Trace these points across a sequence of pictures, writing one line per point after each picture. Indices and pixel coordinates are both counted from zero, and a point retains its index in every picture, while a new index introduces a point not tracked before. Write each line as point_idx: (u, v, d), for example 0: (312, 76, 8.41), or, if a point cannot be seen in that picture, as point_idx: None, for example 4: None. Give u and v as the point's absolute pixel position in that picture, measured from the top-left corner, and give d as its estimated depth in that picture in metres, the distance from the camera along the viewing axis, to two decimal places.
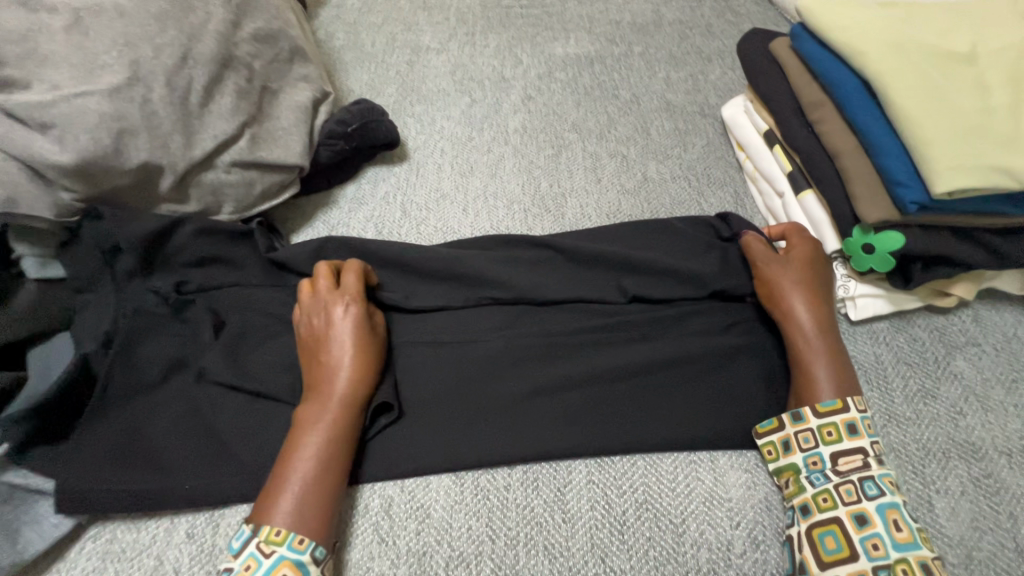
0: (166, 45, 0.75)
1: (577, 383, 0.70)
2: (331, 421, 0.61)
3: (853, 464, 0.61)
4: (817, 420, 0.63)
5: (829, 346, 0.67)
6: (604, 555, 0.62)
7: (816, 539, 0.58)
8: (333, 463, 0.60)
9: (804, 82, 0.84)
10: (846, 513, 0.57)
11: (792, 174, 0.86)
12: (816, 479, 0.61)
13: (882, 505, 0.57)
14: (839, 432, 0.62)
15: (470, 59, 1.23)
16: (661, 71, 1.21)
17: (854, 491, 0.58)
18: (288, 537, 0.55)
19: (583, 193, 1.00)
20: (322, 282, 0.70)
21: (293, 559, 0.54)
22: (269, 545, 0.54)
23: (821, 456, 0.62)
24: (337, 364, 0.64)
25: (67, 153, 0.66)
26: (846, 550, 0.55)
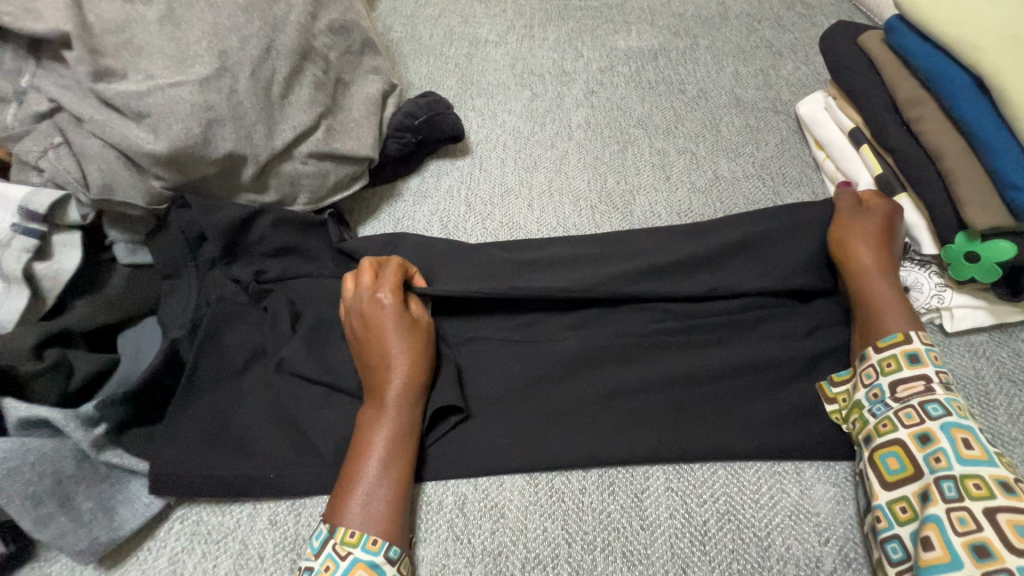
0: (251, 36, 0.76)
1: (655, 386, 0.68)
2: (389, 419, 0.60)
3: (914, 390, 0.59)
4: (878, 354, 0.63)
5: (895, 295, 0.66)
6: (686, 566, 0.60)
7: (879, 462, 0.58)
8: (397, 461, 0.59)
9: (900, 77, 0.79)
10: (908, 436, 0.57)
11: (884, 176, 0.81)
12: (876, 410, 0.61)
13: (947, 425, 0.56)
14: (898, 361, 0.61)
15: (530, 52, 1.21)
16: (729, 66, 1.17)
17: (915, 413, 0.58)
18: (362, 537, 0.54)
19: (651, 190, 0.97)
20: (365, 279, 0.67)
21: (367, 560, 0.54)
22: (344, 546, 0.54)
23: (881, 386, 0.61)
24: (387, 360, 0.62)
25: (161, 142, 0.68)
26: (910, 470, 0.56)
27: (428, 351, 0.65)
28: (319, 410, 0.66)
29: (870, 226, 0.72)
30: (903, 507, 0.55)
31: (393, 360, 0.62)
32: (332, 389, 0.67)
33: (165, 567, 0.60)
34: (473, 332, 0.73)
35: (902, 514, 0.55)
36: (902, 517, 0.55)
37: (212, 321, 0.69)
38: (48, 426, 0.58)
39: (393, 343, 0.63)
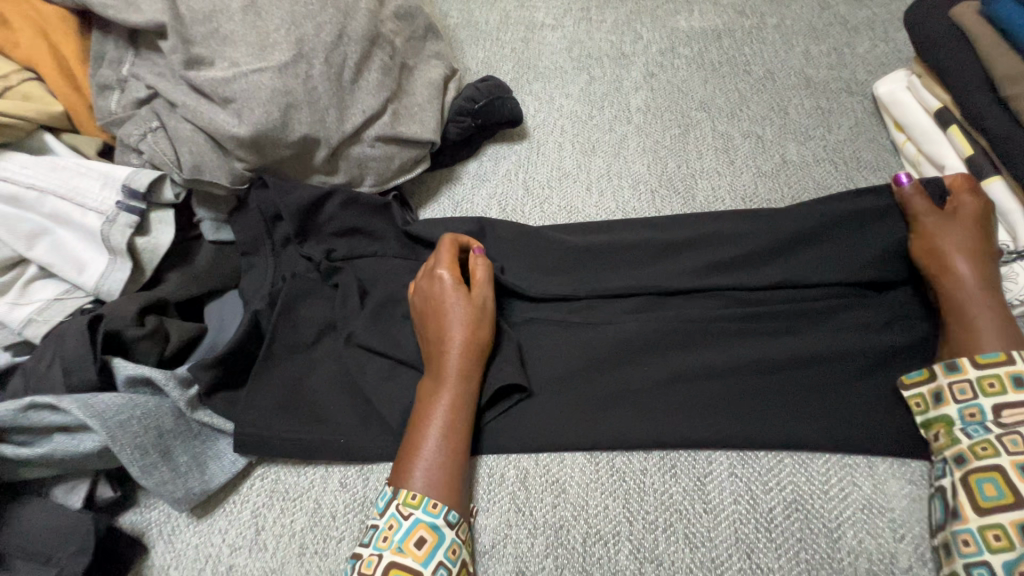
0: (325, 23, 0.79)
1: (718, 372, 0.67)
2: (448, 391, 0.62)
3: (1021, 417, 0.56)
4: (976, 371, 0.58)
5: (994, 305, 0.62)
6: (750, 551, 0.60)
7: (972, 485, 0.54)
8: (456, 432, 0.61)
9: (996, 51, 0.73)
10: (1010, 462, 0.52)
11: (974, 159, 0.76)
12: (972, 430, 0.57)
13: None
14: (1003, 383, 0.57)
15: (588, 35, 1.20)
16: (799, 45, 1.11)
17: (1022, 441, 0.53)
18: (423, 501, 0.57)
19: (714, 174, 0.95)
20: (432, 257, 0.71)
21: (428, 521, 0.56)
22: (407, 507, 0.57)
23: (980, 407, 0.58)
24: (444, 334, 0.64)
25: (245, 126, 0.72)
26: (1009, 497, 0.51)
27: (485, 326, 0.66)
28: (385, 382, 0.69)
29: (970, 226, 0.66)
30: (996, 535, 0.51)
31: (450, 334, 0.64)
32: (398, 361, 0.70)
33: (250, 519, 0.65)
34: (534, 312, 0.74)
35: (994, 542, 0.51)
36: (994, 545, 0.50)
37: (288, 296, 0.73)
38: (150, 385, 0.64)
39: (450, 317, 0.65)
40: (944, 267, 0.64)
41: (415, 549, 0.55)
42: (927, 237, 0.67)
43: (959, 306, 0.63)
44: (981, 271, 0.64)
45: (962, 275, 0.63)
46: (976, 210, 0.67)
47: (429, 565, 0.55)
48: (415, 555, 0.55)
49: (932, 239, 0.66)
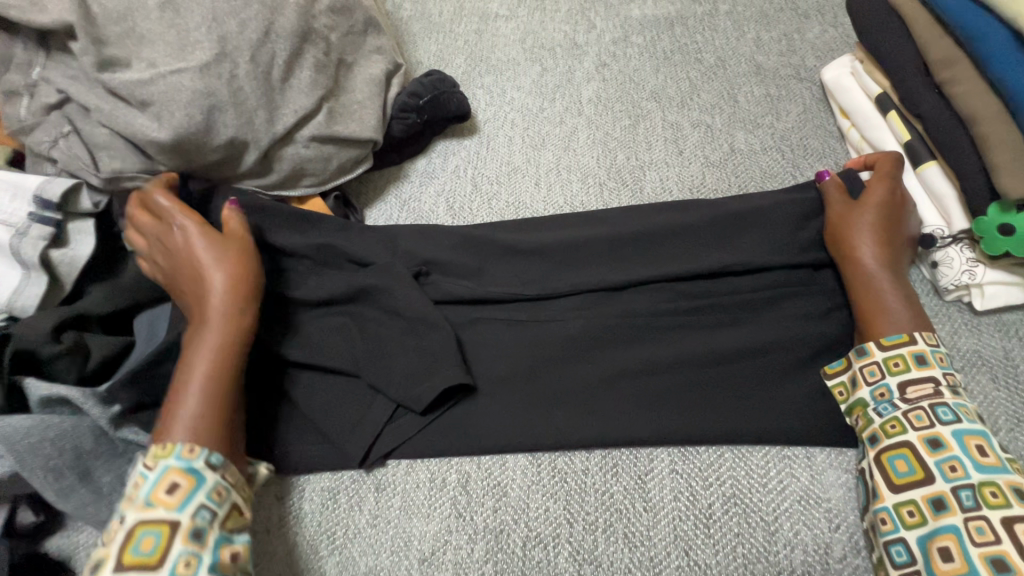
0: (250, 20, 0.76)
1: (658, 367, 0.67)
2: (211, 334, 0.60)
3: (923, 392, 0.56)
4: (883, 352, 0.59)
5: (896, 292, 0.62)
6: (688, 548, 0.59)
7: (886, 464, 0.55)
8: (218, 383, 0.58)
9: (933, 38, 0.73)
10: (918, 439, 0.54)
11: (911, 144, 0.76)
12: (882, 410, 0.57)
13: (959, 431, 0.53)
14: (907, 362, 0.57)
15: (541, 26, 1.17)
16: (751, 32, 1.10)
17: (926, 416, 0.55)
18: (174, 449, 0.53)
19: (663, 165, 0.94)
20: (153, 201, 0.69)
21: (180, 466, 0.52)
22: (154, 458, 0.52)
23: (889, 387, 0.58)
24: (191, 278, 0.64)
25: (164, 130, 0.69)
26: (920, 473, 0.53)
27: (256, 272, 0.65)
28: (319, 392, 0.69)
29: (878, 213, 0.66)
30: (911, 511, 0.52)
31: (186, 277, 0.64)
32: (326, 370, 0.70)
33: None
34: (477, 312, 0.73)
35: (909, 518, 0.52)
36: (910, 521, 0.52)
37: None
38: (67, 404, 0.62)
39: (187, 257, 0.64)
40: (851, 254, 0.65)
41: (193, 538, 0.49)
42: (838, 225, 0.67)
43: (864, 290, 0.63)
44: (886, 256, 0.64)
45: (867, 259, 0.64)
46: (884, 197, 0.67)
47: (187, 510, 0.50)
48: (166, 504, 0.50)
49: (841, 229, 0.67)
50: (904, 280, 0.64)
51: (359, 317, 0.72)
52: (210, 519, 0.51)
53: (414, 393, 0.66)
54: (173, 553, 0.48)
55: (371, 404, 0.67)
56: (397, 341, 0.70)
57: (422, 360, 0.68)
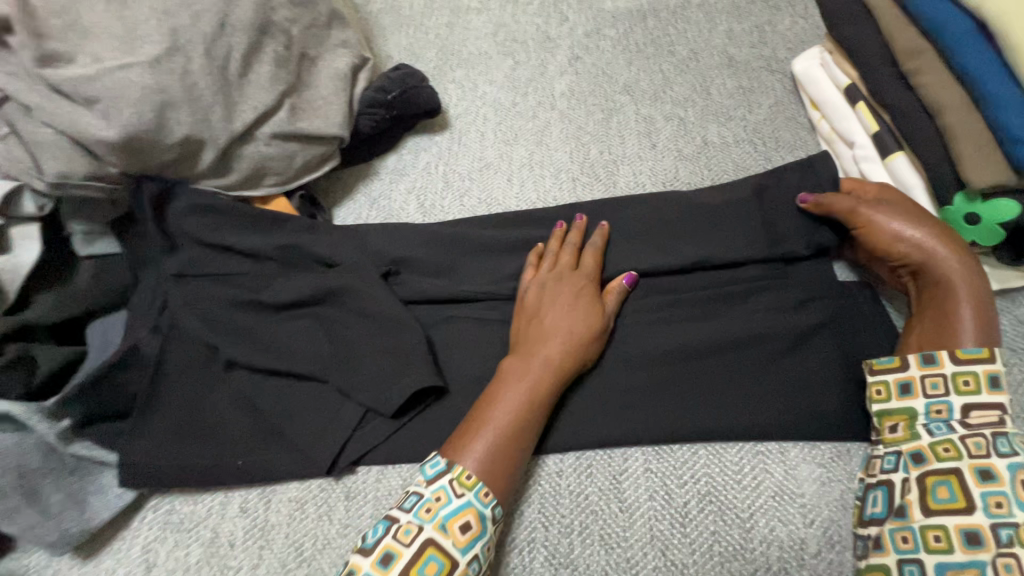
0: (204, 12, 0.73)
1: (634, 365, 0.65)
2: (541, 382, 0.60)
3: (986, 420, 0.53)
4: (954, 365, 0.55)
5: (972, 286, 0.58)
6: (665, 548, 0.59)
7: (927, 486, 0.51)
8: (516, 428, 0.58)
9: (898, 27, 0.72)
10: (969, 467, 0.50)
11: (879, 134, 0.76)
12: (936, 429, 0.54)
13: (1015, 466, 0.49)
14: (979, 383, 0.54)
15: (513, 18, 1.15)
16: (723, 23, 1.09)
17: (984, 444, 0.51)
18: (477, 484, 0.54)
19: (635, 159, 0.93)
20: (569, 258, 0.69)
21: (475, 507, 0.53)
22: (461, 485, 0.53)
23: (949, 405, 0.54)
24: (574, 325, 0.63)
25: (112, 128, 0.66)
26: (961, 502, 0.49)
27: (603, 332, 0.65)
28: (284, 399, 0.66)
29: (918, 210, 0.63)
30: (938, 536, 0.48)
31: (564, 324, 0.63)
32: (291, 376, 0.67)
33: (140, 556, 0.62)
34: (449, 312, 0.72)
35: (934, 542, 0.49)
36: (933, 545, 0.48)
37: (173, 314, 0.70)
38: (12, 421, 0.59)
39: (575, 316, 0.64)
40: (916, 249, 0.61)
41: (458, 533, 0.52)
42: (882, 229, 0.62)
43: (938, 288, 0.59)
44: (952, 248, 0.60)
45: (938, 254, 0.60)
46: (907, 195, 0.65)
47: (466, 555, 0.51)
48: (456, 538, 0.51)
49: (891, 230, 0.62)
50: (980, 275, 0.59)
51: (324, 320, 0.70)
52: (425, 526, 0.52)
53: (383, 397, 0.64)
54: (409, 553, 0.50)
55: (340, 410, 0.65)
56: (365, 343, 0.67)
57: (390, 363, 0.65)
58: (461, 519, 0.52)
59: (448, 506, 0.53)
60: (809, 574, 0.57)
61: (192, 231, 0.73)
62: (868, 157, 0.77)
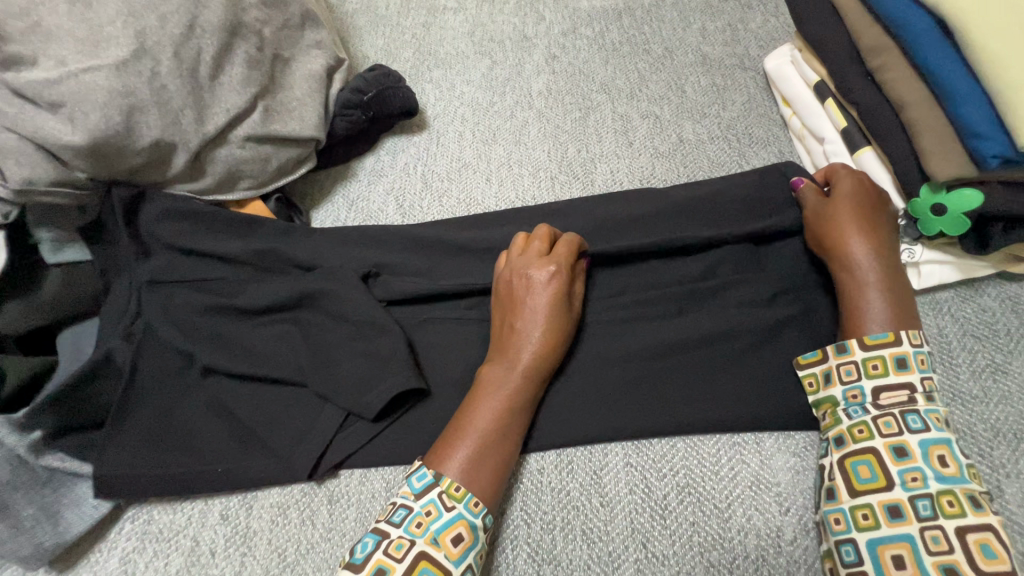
0: (171, 13, 0.72)
1: (612, 361, 0.66)
2: (515, 394, 0.60)
3: (897, 399, 0.55)
4: (863, 353, 0.56)
5: (883, 291, 0.58)
6: (645, 540, 0.60)
7: (849, 469, 0.54)
8: (499, 439, 0.58)
9: (863, 23, 0.73)
10: (884, 446, 0.52)
11: (847, 131, 0.78)
12: (853, 412, 0.56)
13: (925, 440, 0.51)
14: (886, 366, 0.55)
15: (490, 18, 1.15)
16: (696, 22, 1.09)
17: (895, 423, 0.53)
18: (466, 495, 0.54)
19: (613, 158, 0.94)
20: (541, 251, 0.65)
21: (468, 518, 0.53)
22: (451, 499, 0.54)
23: (862, 390, 0.56)
24: (540, 334, 0.61)
25: (78, 133, 0.65)
26: (881, 480, 0.51)
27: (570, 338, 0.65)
28: (263, 404, 0.66)
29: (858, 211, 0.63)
30: (865, 514, 0.51)
31: (535, 335, 0.61)
32: (270, 381, 0.67)
33: (118, 567, 0.61)
34: (428, 313, 0.71)
35: (862, 521, 0.51)
36: (863, 524, 0.51)
37: (147, 321, 0.68)
38: None
39: (545, 323, 0.62)
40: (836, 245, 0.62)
41: (451, 545, 0.52)
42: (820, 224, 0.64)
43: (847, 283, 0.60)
44: (874, 251, 0.60)
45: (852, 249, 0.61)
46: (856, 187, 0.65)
47: (460, 566, 0.52)
48: (449, 551, 0.52)
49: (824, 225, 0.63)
50: (896, 274, 0.60)
51: (301, 324, 0.69)
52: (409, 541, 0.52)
53: (364, 400, 0.63)
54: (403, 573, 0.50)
55: (320, 413, 0.65)
56: (344, 346, 0.67)
57: (370, 367, 0.65)
58: (453, 532, 0.53)
59: (438, 520, 0.53)
60: (786, 560, 0.58)
61: (166, 237, 0.72)
62: (838, 153, 0.79)
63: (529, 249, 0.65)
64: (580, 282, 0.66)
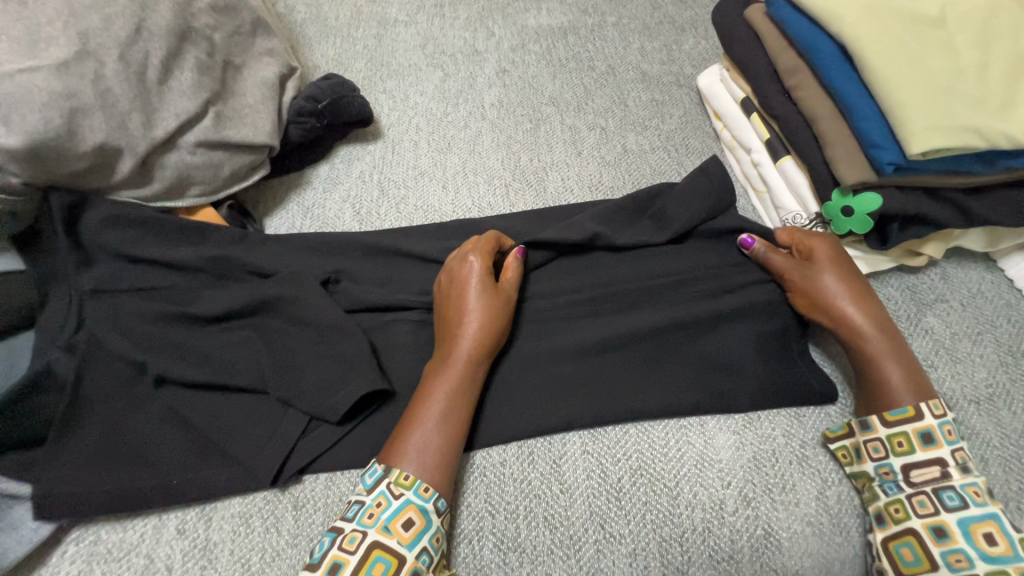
0: (117, 16, 0.70)
1: (567, 354, 0.70)
2: (451, 374, 0.62)
3: (928, 475, 0.59)
4: (886, 429, 0.61)
5: (896, 350, 0.64)
6: (603, 522, 0.63)
7: (894, 551, 0.58)
8: (448, 426, 0.60)
9: (780, 48, 0.82)
10: (922, 526, 0.56)
11: (770, 141, 0.86)
12: (888, 489, 0.61)
13: (964, 520, 0.55)
14: (911, 442, 0.60)
15: (441, 32, 1.18)
16: (635, 42, 1.17)
17: (929, 502, 0.57)
18: (415, 482, 0.56)
19: (563, 166, 0.99)
20: (465, 246, 0.72)
21: (418, 503, 0.55)
22: (399, 487, 0.56)
23: (892, 467, 0.61)
24: (468, 315, 0.65)
25: (15, 136, 0.61)
26: (924, 563, 0.55)
27: (505, 320, 0.67)
28: (220, 413, 0.64)
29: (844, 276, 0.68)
30: None
31: (470, 322, 0.65)
32: (229, 389, 0.65)
33: None
34: (388, 316, 0.73)
35: None
36: None
37: (90, 331, 0.66)
38: None
39: (472, 304, 0.65)
40: (841, 316, 0.66)
41: (402, 531, 0.54)
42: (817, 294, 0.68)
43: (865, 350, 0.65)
44: (876, 316, 0.66)
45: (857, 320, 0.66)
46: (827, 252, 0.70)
47: (413, 549, 0.54)
48: (402, 536, 0.54)
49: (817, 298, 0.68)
50: (893, 329, 0.66)
51: (259, 330, 0.69)
52: (359, 538, 0.53)
53: (328, 404, 0.63)
54: (355, 565, 0.52)
55: (282, 419, 0.64)
56: (305, 351, 0.67)
57: (333, 371, 0.65)
58: (403, 518, 0.55)
59: (388, 509, 0.55)
60: (729, 530, 0.63)
61: (112, 245, 0.69)
62: (763, 162, 0.87)
63: (458, 250, 0.72)
64: (511, 269, 0.70)
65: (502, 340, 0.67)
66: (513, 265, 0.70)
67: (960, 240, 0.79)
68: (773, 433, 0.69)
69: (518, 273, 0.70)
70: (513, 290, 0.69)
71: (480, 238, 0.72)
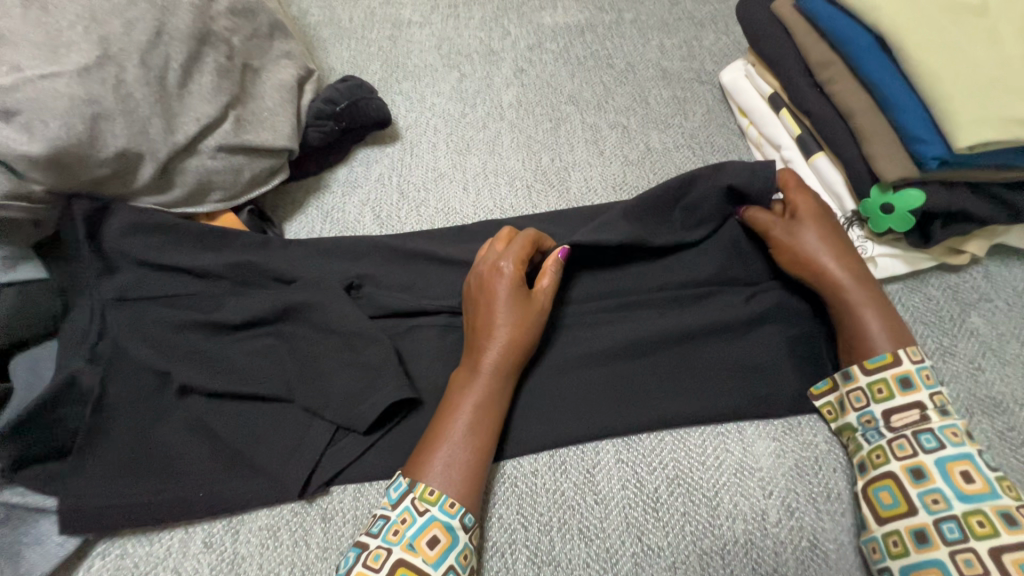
0: (137, 20, 0.69)
1: (598, 360, 0.68)
2: (478, 386, 0.61)
3: (908, 420, 0.58)
4: (866, 377, 0.61)
5: (874, 296, 0.63)
6: (640, 533, 0.61)
7: (872, 496, 0.58)
8: (474, 441, 0.58)
9: (811, 42, 0.79)
10: (901, 469, 0.57)
11: (802, 137, 0.83)
12: (870, 437, 0.60)
13: (942, 459, 0.55)
14: (890, 388, 0.59)
15: (456, 32, 1.16)
16: (654, 38, 1.15)
17: (909, 445, 0.57)
18: (441, 497, 0.54)
19: (585, 165, 0.97)
20: (501, 245, 0.69)
21: (443, 521, 0.54)
22: (423, 502, 0.54)
23: (873, 414, 0.61)
24: (498, 324, 0.63)
25: (37, 143, 0.61)
26: (903, 505, 0.55)
27: (536, 330, 0.65)
28: (245, 423, 0.63)
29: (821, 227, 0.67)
30: (895, 541, 0.55)
31: (500, 332, 0.62)
32: (256, 398, 0.64)
33: None
34: (412, 321, 0.72)
35: (893, 548, 0.55)
36: (894, 552, 0.54)
37: (114, 340, 0.65)
38: None
39: (504, 313, 0.63)
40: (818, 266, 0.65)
41: (427, 549, 0.52)
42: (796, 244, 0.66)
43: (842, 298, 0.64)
44: (846, 263, 0.64)
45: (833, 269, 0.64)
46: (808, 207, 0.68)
47: (439, 568, 0.52)
48: (427, 555, 0.52)
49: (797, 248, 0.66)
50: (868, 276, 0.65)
51: (282, 337, 0.67)
52: (382, 555, 0.52)
53: (357, 412, 0.62)
54: None
55: (310, 428, 0.63)
56: (331, 358, 0.65)
57: (361, 379, 0.64)
58: (428, 535, 0.53)
59: (413, 526, 0.53)
60: (773, 541, 0.61)
61: (136, 252, 0.68)
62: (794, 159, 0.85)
63: (490, 249, 0.69)
64: (547, 274, 0.66)
65: (532, 349, 0.65)
66: (551, 269, 0.66)
67: (1003, 236, 0.76)
68: (815, 439, 0.67)
69: (554, 278, 0.67)
70: (548, 298, 0.66)
71: (517, 237, 0.69)
